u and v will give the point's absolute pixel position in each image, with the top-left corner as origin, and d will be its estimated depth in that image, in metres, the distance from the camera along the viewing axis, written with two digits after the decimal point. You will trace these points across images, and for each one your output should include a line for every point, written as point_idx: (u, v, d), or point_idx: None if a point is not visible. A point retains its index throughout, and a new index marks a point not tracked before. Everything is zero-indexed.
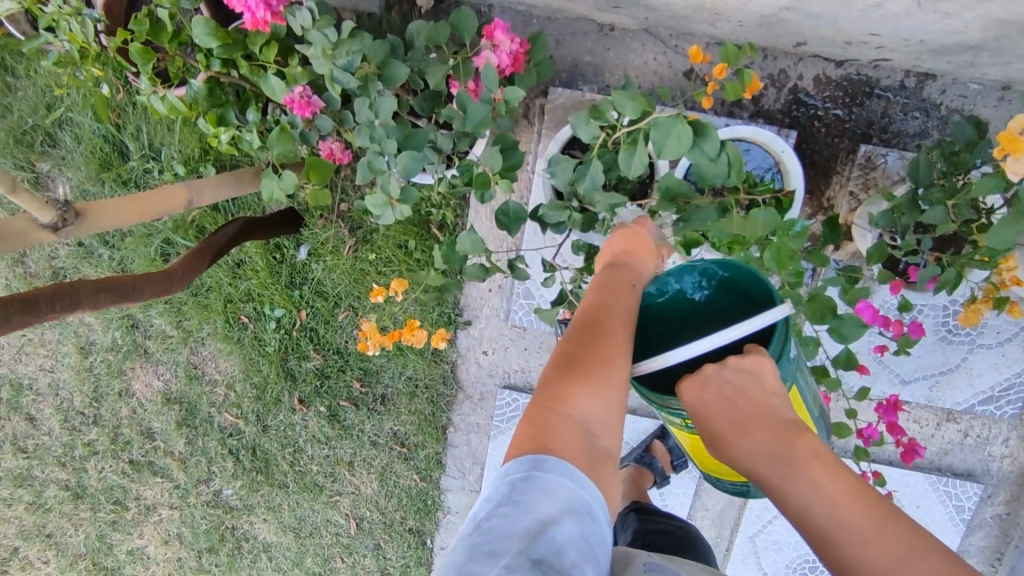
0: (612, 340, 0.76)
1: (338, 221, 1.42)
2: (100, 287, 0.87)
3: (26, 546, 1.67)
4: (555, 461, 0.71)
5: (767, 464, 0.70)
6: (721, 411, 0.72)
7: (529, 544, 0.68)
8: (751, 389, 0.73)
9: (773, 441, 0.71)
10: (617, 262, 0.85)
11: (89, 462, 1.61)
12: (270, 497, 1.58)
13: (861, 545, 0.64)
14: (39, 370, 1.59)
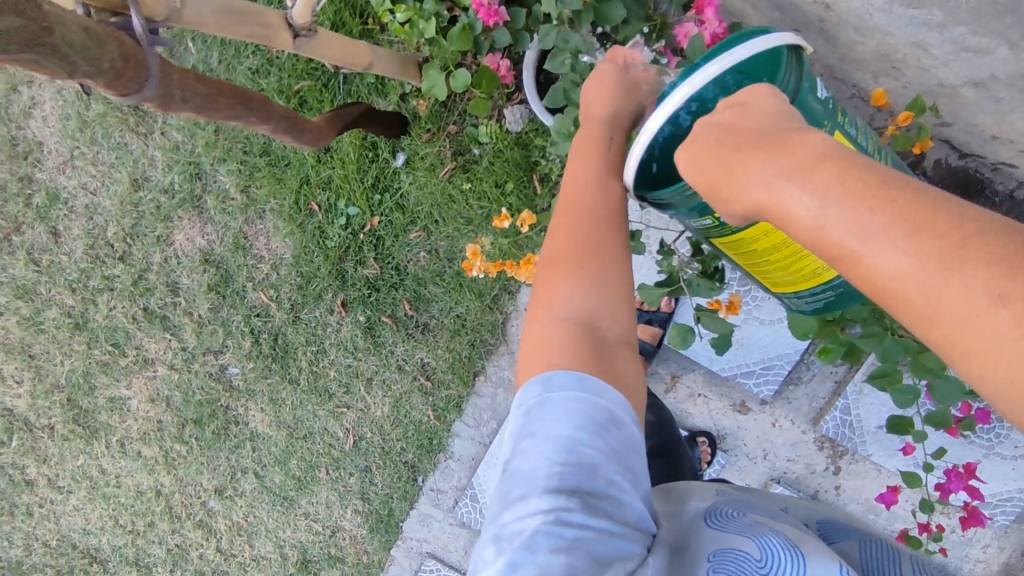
0: (595, 223, 0.67)
1: (441, 139, 1.38)
2: (286, 116, 0.93)
3: (4, 360, 1.62)
4: (564, 374, 0.60)
5: (761, 189, 0.47)
6: (714, 154, 0.52)
7: (557, 476, 0.57)
8: (748, 117, 0.52)
9: (770, 157, 0.48)
10: (585, 123, 0.72)
11: (102, 296, 1.55)
12: (277, 389, 1.54)
13: (922, 282, 0.39)
14: (81, 188, 1.51)
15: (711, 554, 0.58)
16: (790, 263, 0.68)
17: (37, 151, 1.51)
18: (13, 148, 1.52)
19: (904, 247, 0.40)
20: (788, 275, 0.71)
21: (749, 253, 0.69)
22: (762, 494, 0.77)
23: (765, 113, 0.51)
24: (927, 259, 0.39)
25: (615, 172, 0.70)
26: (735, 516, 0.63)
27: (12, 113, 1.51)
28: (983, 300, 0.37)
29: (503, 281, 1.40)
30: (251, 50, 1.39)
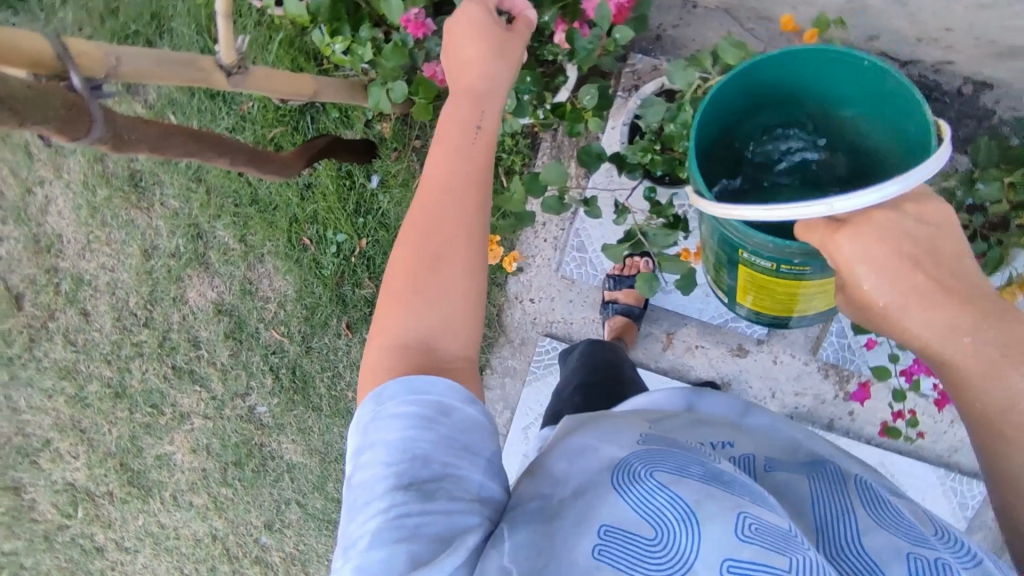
0: (451, 220, 0.72)
1: (409, 155, 1.48)
2: (242, 149, 1.01)
3: (59, 438, 1.75)
4: (393, 385, 0.66)
5: (946, 343, 0.59)
6: (895, 274, 0.59)
7: (394, 476, 0.62)
8: (936, 244, 0.60)
9: (974, 322, 0.59)
10: (453, 105, 0.79)
11: (134, 362, 1.67)
12: (303, 418, 1.63)
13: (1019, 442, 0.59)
14: (100, 268, 1.64)
15: (601, 529, 0.59)
16: (786, 297, 0.86)
17: (57, 243, 1.65)
18: (36, 244, 1.65)
19: None
20: (779, 304, 0.89)
21: (766, 285, 0.85)
22: (703, 427, 0.76)
23: (953, 249, 0.60)
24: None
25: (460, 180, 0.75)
26: (642, 475, 0.61)
27: (29, 214, 1.64)
28: None
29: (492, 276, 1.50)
30: (225, 112, 1.51)
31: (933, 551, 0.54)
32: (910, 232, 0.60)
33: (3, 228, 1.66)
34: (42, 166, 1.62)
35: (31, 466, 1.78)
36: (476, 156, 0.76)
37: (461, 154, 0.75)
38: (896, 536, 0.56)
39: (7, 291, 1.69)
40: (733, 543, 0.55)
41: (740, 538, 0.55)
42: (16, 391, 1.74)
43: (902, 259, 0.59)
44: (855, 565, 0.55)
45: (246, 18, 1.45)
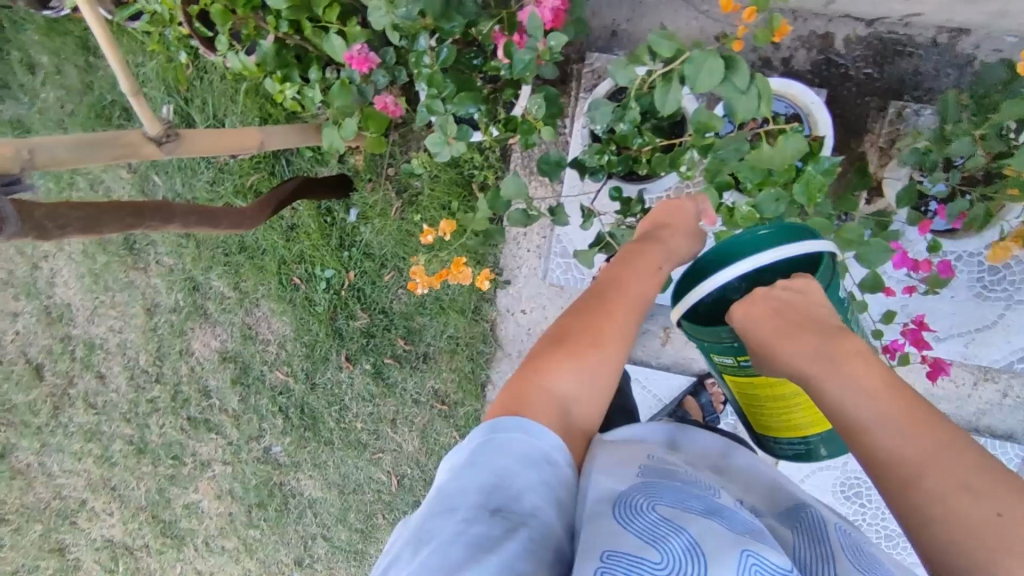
0: (616, 327, 0.81)
1: (385, 185, 1.49)
2: (190, 210, 1.01)
3: (93, 498, 1.81)
4: (511, 419, 0.71)
5: (796, 366, 0.71)
6: (767, 318, 0.74)
7: (486, 496, 0.66)
8: (799, 303, 0.75)
9: (816, 344, 0.71)
10: (639, 242, 0.89)
11: (151, 417, 1.73)
12: (317, 454, 1.66)
13: (895, 437, 0.63)
14: (109, 331, 1.70)
15: (603, 552, 0.59)
16: (782, 411, 0.86)
17: (67, 312, 1.71)
18: (48, 315, 1.72)
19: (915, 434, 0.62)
20: (777, 421, 0.88)
21: (751, 392, 0.87)
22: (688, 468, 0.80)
23: (812, 304, 0.75)
24: (915, 440, 0.62)
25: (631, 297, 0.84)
26: (643, 509, 0.64)
27: (38, 287, 1.71)
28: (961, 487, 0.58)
29: (481, 292, 1.50)
30: (204, 166, 1.55)
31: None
32: (780, 296, 0.76)
33: (15, 304, 1.73)
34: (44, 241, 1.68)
35: (71, 527, 1.84)
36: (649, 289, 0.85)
37: (640, 286, 0.84)
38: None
39: (27, 363, 1.75)
40: None
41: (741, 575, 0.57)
42: (48, 457, 1.81)
43: (774, 314, 0.74)
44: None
45: (210, 73, 1.49)
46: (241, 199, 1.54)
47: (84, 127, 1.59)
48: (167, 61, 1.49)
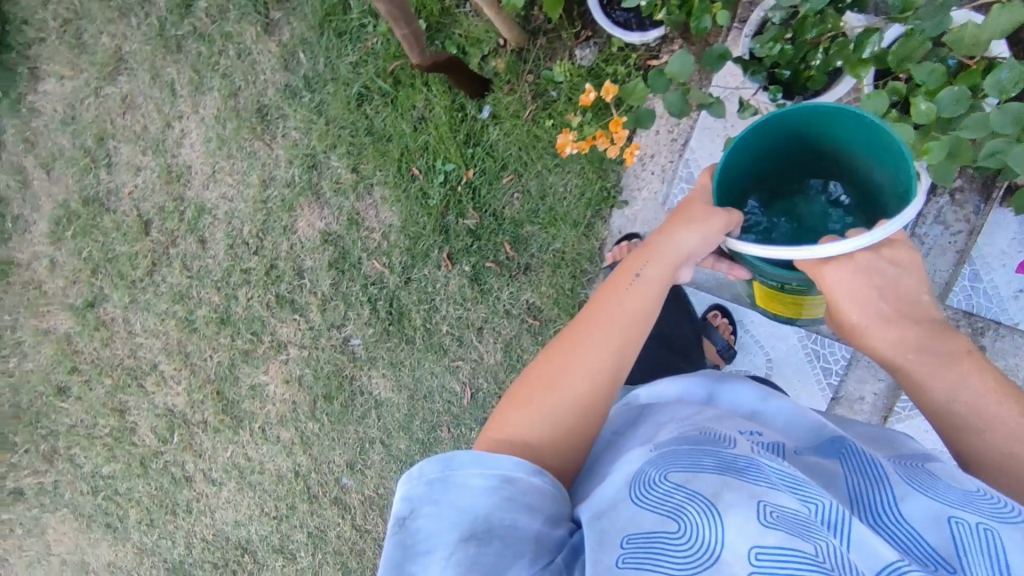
0: (581, 354, 0.81)
1: (521, 87, 1.49)
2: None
3: (166, 362, 1.83)
4: (462, 454, 0.72)
5: (896, 353, 0.82)
6: (870, 302, 0.82)
7: (459, 532, 0.68)
8: (901, 281, 0.83)
9: (926, 338, 0.81)
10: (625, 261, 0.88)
11: (241, 289, 1.74)
12: (396, 351, 1.63)
13: (1002, 432, 0.74)
14: (222, 198, 1.74)
15: (623, 539, 0.64)
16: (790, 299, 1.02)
17: (187, 173, 1.76)
18: (169, 174, 1.77)
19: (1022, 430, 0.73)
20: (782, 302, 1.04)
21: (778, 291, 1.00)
22: (725, 419, 0.79)
23: (914, 292, 0.83)
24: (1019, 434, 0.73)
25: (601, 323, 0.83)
26: (656, 481, 0.67)
27: (165, 145, 1.77)
28: None
29: (594, 210, 1.49)
30: (351, 48, 1.58)
31: (974, 515, 0.55)
32: (886, 279, 0.82)
33: (141, 158, 1.79)
34: (183, 102, 1.74)
35: (139, 389, 1.87)
36: (627, 309, 0.84)
37: (607, 317, 0.83)
38: (934, 503, 0.57)
39: (139, 217, 1.80)
40: (757, 528, 0.57)
41: (764, 523, 0.57)
42: (134, 315, 1.85)
43: (882, 298, 0.82)
44: (892, 530, 0.56)
45: None
46: (379, 83, 1.56)
47: None
48: None
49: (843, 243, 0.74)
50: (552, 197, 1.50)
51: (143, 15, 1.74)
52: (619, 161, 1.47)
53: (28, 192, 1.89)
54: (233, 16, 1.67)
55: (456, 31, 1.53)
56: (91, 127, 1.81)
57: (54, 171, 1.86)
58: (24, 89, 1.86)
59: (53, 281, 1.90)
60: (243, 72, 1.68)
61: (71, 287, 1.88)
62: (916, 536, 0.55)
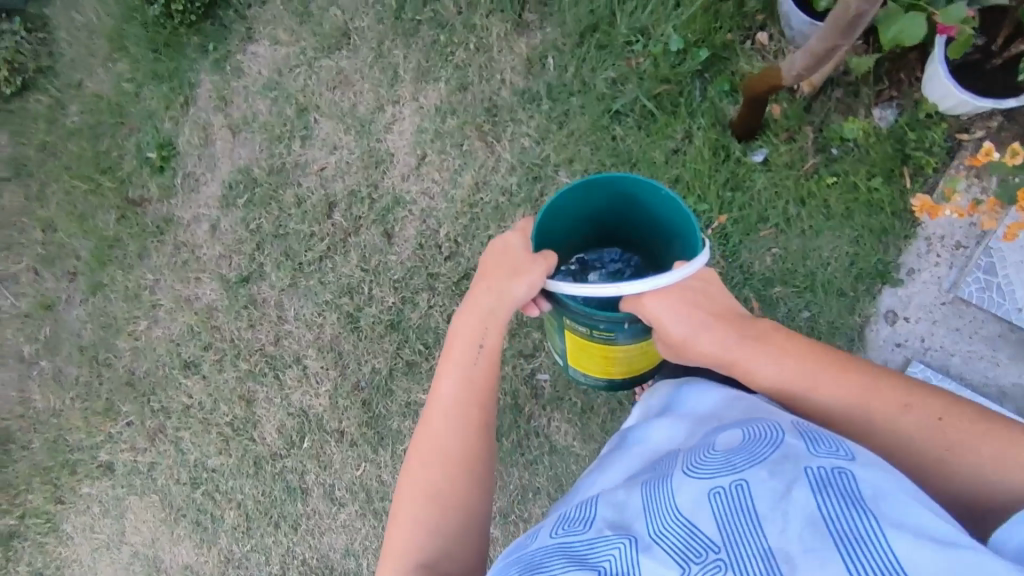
0: (448, 418, 1.04)
1: (807, 137, 1.34)
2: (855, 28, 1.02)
3: (313, 357, 1.66)
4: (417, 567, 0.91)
5: (723, 351, 0.98)
6: (691, 317, 1.00)
7: None
8: (707, 292, 1.04)
9: (739, 330, 0.99)
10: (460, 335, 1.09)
11: (422, 294, 1.58)
12: (593, 396, 1.45)
13: (831, 386, 0.92)
14: (422, 193, 1.60)
15: None
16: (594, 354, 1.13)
17: (388, 161, 1.63)
18: (369, 158, 1.65)
19: (851, 382, 0.92)
20: (596, 363, 1.15)
21: (589, 348, 1.11)
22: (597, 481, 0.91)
23: (719, 298, 1.04)
24: (854, 386, 0.91)
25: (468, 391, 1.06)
26: (512, 574, 0.76)
27: (372, 128, 1.65)
28: (900, 409, 0.89)
29: (861, 283, 1.31)
30: (610, 64, 1.47)
31: (728, 479, 0.73)
32: (702, 300, 1.02)
33: (342, 136, 1.67)
34: (404, 87, 1.63)
35: (274, 381, 1.69)
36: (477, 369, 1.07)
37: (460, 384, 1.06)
38: (701, 484, 0.74)
39: (324, 197, 1.67)
40: None
41: None
42: (290, 300, 1.69)
43: (701, 310, 1.01)
44: (670, 528, 0.72)
45: None
46: (649, 107, 1.44)
47: None
48: None
49: (641, 282, 0.89)
50: (816, 261, 1.33)
51: None
52: (904, 235, 1.30)
53: (207, 150, 1.80)
54: (483, 9, 1.58)
55: (731, 67, 1.42)
56: (295, 97, 1.72)
57: (242, 135, 1.76)
58: (232, 47, 1.78)
59: (210, 248, 1.77)
60: (479, 67, 1.57)
61: (229, 257, 1.75)
62: (689, 518, 0.72)
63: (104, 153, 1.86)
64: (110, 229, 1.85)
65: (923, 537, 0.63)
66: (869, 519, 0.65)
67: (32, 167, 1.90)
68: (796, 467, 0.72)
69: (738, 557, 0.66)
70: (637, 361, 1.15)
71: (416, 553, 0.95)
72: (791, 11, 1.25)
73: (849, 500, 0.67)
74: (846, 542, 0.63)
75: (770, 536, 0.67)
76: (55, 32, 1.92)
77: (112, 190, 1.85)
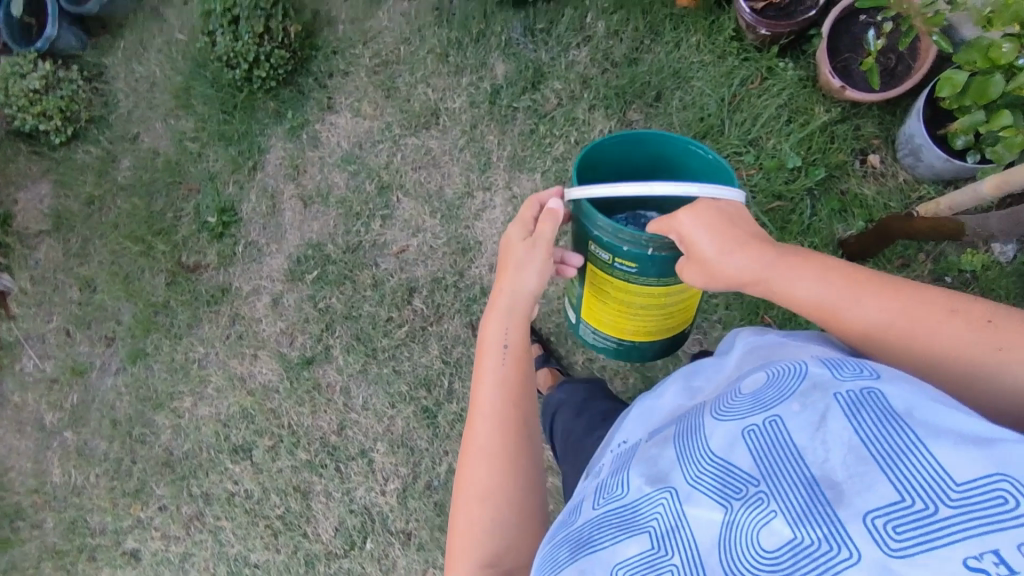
0: (485, 414, 0.95)
1: (918, 266, 1.44)
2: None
3: (383, 452, 1.57)
4: None
5: (749, 270, 0.86)
6: (723, 234, 0.85)
7: None
8: (739, 213, 0.89)
9: (768, 250, 0.86)
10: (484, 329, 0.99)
11: None
12: None
13: (871, 300, 0.79)
14: None
15: None
16: (612, 304, 1.09)
17: (476, 250, 1.58)
18: (456, 244, 1.59)
19: (895, 298, 0.79)
20: (608, 317, 1.13)
21: (602, 286, 1.07)
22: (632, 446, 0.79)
23: (749, 217, 0.89)
24: (897, 300, 0.79)
25: (501, 381, 0.96)
26: (562, 560, 0.66)
27: (462, 213, 1.60)
28: (945, 318, 0.76)
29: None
30: None
31: (760, 416, 0.62)
32: (734, 218, 0.87)
33: (426, 219, 1.61)
34: (499, 174, 1.59)
35: (336, 474, 1.58)
36: (511, 367, 0.97)
37: (490, 377, 0.96)
38: (732, 425, 0.64)
39: (405, 283, 1.60)
40: None
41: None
42: (358, 386, 1.60)
43: (733, 228, 0.86)
44: (707, 472, 0.62)
45: (774, 95, 1.51)
46: (761, 221, 1.50)
47: (608, 91, 1.57)
48: (736, 79, 1.52)
49: (669, 184, 0.81)
50: None
51: (476, 78, 1.62)
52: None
53: (273, 220, 1.69)
54: (586, 104, 1.58)
55: (840, 185, 1.49)
56: (378, 174, 1.64)
57: (315, 208, 1.67)
58: (311, 116, 1.67)
59: (271, 324, 1.66)
60: None
61: (291, 336, 1.65)
62: (725, 459, 0.62)
63: (158, 215, 1.72)
64: (158, 295, 1.70)
65: (961, 442, 0.53)
66: (914, 439, 0.54)
67: (77, 223, 1.74)
68: (826, 394, 0.60)
69: (785, 492, 0.56)
70: (648, 318, 1.10)
71: (487, 564, 0.87)
72: (925, 143, 1.36)
73: (885, 417, 0.56)
74: (889, 459, 0.54)
75: (815, 467, 0.57)
76: (115, 83, 1.76)
77: (165, 254, 1.70)
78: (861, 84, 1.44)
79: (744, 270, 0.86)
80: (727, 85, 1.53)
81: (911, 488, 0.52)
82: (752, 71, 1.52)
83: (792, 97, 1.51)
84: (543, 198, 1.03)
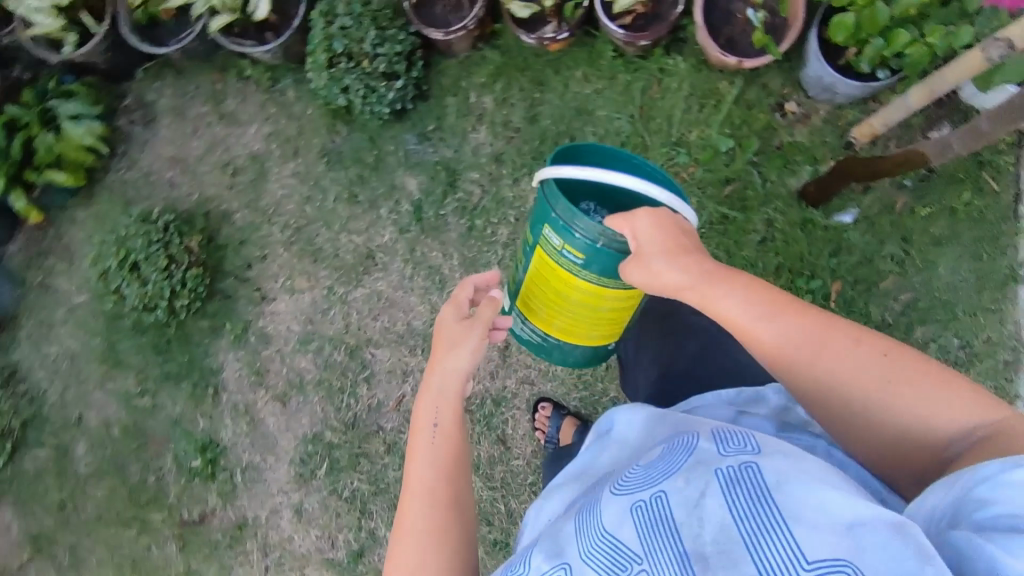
0: (414, 496, 0.80)
1: (880, 183, 1.43)
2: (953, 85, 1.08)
3: None
4: None
5: (669, 282, 0.81)
6: (657, 251, 0.81)
7: None
8: (673, 226, 0.82)
9: (693, 263, 0.80)
10: (417, 404, 0.87)
11: None
12: None
13: (784, 322, 0.74)
14: (523, 382, 1.51)
15: None
16: (551, 297, 1.05)
17: None
18: None
19: (811, 321, 0.73)
20: (545, 307, 1.08)
21: (546, 278, 1.02)
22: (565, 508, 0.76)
23: (682, 229, 0.83)
24: (810, 325, 0.73)
25: (437, 464, 0.82)
26: None
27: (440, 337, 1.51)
28: (851, 351, 0.71)
29: (994, 293, 1.41)
30: None
31: (648, 491, 0.59)
32: (667, 233, 0.82)
33: (409, 360, 1.51)
34: (459, 283, 1.51)
35: None
36: (446, 447, 0.83)
37: (422, 456, 0.83)
38: (622, 497, 0.61)
39: None
40: None
41: None
42: None
43: (665, 245, 0.81)
44: (598, 545, 0.60)
45: (676, 91, 1.47)
46: (722, 212, 1.46)
47: (522, 158, 1.52)
48: (635, 93, 1.48)
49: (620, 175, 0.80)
50: (934, 290, 1.43)
51: (393, 204, 1.54)
52: (1011, 235, 1.42)
53: (257, 433, 1.55)
54: (508, 179, 1.52)
55: (773, 144, 1.46)
56: (342, 340, 1.53)
57: (295, 402, 1.54)
58: (249, 315, 1.56)
59: (305, 538, 1.51)
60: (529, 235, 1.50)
61: (330, 539, 1.51)
62: (613, 533, 0.59)
63: (138, 486, 1.56)
64: (177, 565, 1.54)
65: (836, 534, 0.50)
66: (781, 526, 0.52)
67: (58, 535, 1.57)
68: (707, 470, 0.58)
69: (659, 563, 0.55)
70: (580, 320, 1.06)
71: None
72: (835, 79, 1.32)
73: (758, 495, 0.54)
74: (753, 539, 0.52)
75: (685, 541, 0.55)
76: (30, 375, 1.61)
77: (163, 520, 1.55)
78: (745, 49, 1.40)
79: (663, 279, 0.81)
80: (629, 101, 1.48)
81: (769, 565, 0.51)
82: (645, 79, 1.48)
83: (695, 83, 1.47)
84: (475, 277, 0.99)
